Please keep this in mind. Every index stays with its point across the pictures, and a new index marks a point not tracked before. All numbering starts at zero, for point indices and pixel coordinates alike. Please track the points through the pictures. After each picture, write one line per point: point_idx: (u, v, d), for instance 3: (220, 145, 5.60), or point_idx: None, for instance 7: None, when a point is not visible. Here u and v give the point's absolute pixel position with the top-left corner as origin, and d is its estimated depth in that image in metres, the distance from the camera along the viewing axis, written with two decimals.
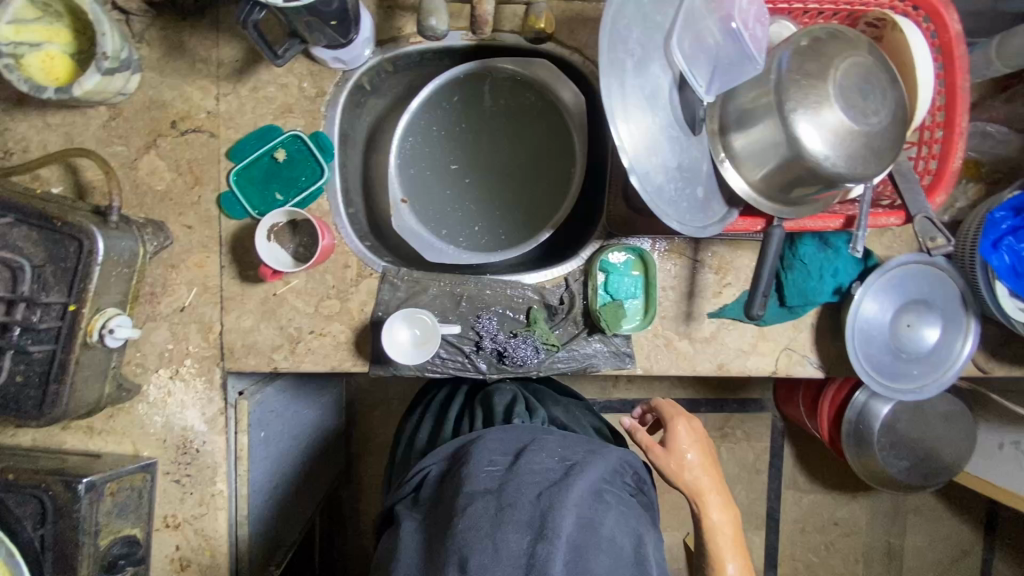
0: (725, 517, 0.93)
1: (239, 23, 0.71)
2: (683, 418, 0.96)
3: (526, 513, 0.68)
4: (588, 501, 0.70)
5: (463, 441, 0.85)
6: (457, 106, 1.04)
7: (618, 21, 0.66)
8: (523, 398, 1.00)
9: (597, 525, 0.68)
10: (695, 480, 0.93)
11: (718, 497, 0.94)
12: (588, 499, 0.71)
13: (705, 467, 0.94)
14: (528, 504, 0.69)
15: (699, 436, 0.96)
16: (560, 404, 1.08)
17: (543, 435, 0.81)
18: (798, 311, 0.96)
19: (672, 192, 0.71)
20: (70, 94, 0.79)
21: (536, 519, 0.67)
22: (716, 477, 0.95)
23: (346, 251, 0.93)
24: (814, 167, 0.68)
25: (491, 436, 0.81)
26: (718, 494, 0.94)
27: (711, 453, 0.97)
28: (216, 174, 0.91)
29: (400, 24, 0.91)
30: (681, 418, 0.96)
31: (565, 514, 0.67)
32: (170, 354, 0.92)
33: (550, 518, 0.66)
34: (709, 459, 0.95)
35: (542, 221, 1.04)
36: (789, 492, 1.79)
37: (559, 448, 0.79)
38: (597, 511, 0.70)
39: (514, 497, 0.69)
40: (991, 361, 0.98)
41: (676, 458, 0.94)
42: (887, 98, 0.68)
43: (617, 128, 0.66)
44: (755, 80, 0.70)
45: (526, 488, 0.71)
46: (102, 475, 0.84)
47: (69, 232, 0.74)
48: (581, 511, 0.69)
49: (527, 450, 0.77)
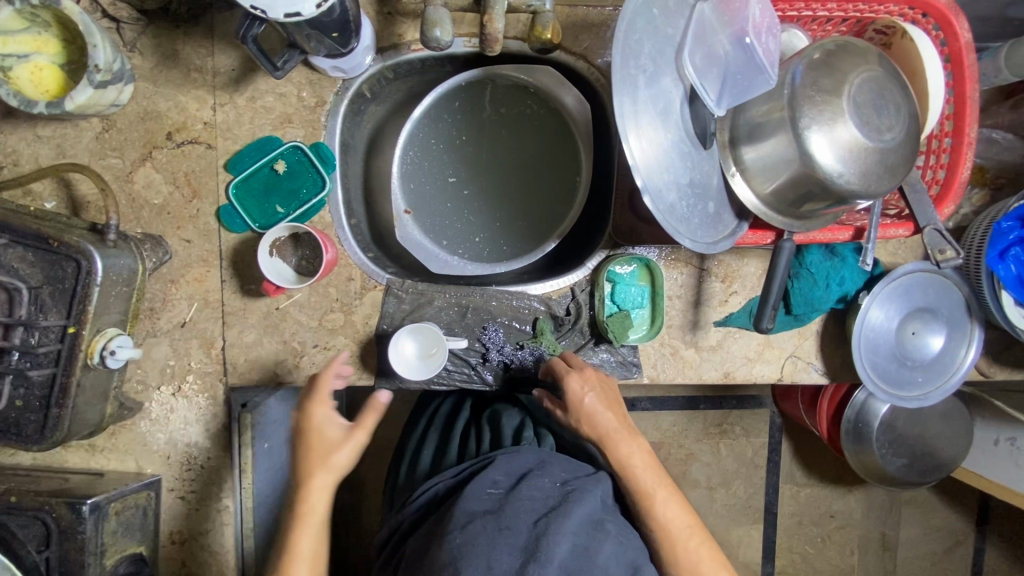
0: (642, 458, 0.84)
1: (239, 38, 0.68)
2: (574, 374, 0.87)
3: (522, 536, 0.70)
4: (584, 530, 0.72)
5: (473, 464, 0.86)
6: (456, 115, 1.02)
7: (630, 36, 0.64)
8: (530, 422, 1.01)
9: (592, 554, 0.70)
10: (604, 425, 0.85)
11: (629, 438, 0.85)
12: (584, 527, 0.73)
13: (609, 411, 0.86)
14: (524, 528, 0.71)
15: (598, 378, 0.89)
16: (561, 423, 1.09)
17: (550, 462, 0.84)
18: (803, 319, 0.95)
19: (684, 209, 0.70)
20: (61, 109, 0.76)
21: (530, 542, 0.69)
22: (624, 419, 0.87)
23: (350, 264, 0.92)
24: (828, 184, 0.67)
25: (501, 459, 0.84)
26: (627, 436, 0.85)
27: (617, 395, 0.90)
28: (215, 187, 0.89)
29: (400, 31, 0.89)
30: (572, 375, 0.87)
31: (559, 540, 0.69)
32: (172, 369, 0.91)
33: (544, 542, 0.69)
34: (613, 402, 0.87)
35: (545, 231, 1.03)
36: (787, 486, 1.81)
37: (562, 472, 0.83)
38: (593, 541, 0.72)
39: (511, 520, 0.72)
40: (992, 365, 0.99)
41: (581, 407, 0.86)
42: (901, 113, 0.67)
43: (630, 144, 0.64)
44: (768, 94, 0.69)
45: (523, 512, 0.73)
46: (105, 495, 0.83)
47: (66, 253, 0.72)
48: (578, 539, 0.71)
49: (530, 474, 0.80)
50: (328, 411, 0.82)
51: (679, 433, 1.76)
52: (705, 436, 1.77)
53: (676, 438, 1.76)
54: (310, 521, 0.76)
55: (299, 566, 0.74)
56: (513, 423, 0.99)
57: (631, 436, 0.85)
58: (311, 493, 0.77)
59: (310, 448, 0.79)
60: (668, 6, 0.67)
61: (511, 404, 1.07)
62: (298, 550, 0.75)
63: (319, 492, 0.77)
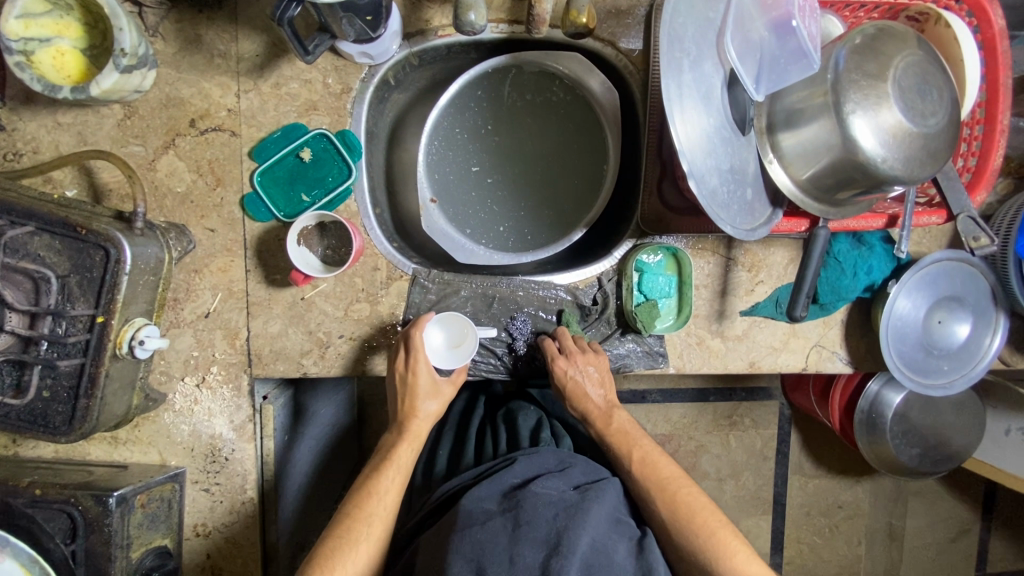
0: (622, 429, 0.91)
1: (275, 21, 0.67)
2: (562, 359, 0.89)
3: (543, 531, 0.71)
4: (602, 529, 0.74)
5: (489, 466, 0.88)
6: (480, 103, 1.01)
7: (673, 20, 0.64)
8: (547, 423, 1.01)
9: (610, 552, 0.72)
10: (589, 402, 0.92)
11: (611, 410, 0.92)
12: (602, 526, 0.74)
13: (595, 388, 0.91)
14: (545, 523, 0.72)
15: (587, 357, 0.89)
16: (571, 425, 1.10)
17: (571, 464, 0.85)
18: (829, 308, 0.95)
19: (725, 195, 0.69)
20: (86, 94, 0.75)
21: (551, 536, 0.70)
22: (609, 395, 0.92)
23: (376, 254, 0.91)
24: (870, 169, 0.66)
25: (523, 459, 0.86)
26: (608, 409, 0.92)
27: (609, 371, 0.92)
28: (239, 175, 0.87)
29: (427, 16, 0.87)
30: (559, 360, 0.89)
31: (580, 534, 0.70)
32: (196, 360, 0.89)
33: (567, 535, 0.70)
34: (602, 378, 0.90)
35: (571, 221, 1.02)
36: (795, 477, 1.82)
37: (581, 475, 0.84)
38: (610, 540, 0.73)
39: (530, 515, 0.73)
40: (1015, 354, 1.00)
41: (566, 387, 0.89)
42: (943, 98, 0.67)
43: (675, 127, 0.64)
44: (810, 78, 0.68)
45: (542, 508, 0.74)
46: (131, 487, 0.82)
47: (95, 241, 0.71)
48: (597, 535, 0.72)
49: (545, 475, 0.81)
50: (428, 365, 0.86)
51: (690, 424, 1.76)
52: (715, 428, 1.77)
53: (687, 429, 1.77)
54: (408, 442, 0.87)
55: (393, 474, 0.85)
56: (530, 424, 1.00)
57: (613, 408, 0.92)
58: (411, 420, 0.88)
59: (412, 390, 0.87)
60: None
61: (525, 404, 1.08)
62: (393, 461, 0.86)
63: (418, 421, 0.88)
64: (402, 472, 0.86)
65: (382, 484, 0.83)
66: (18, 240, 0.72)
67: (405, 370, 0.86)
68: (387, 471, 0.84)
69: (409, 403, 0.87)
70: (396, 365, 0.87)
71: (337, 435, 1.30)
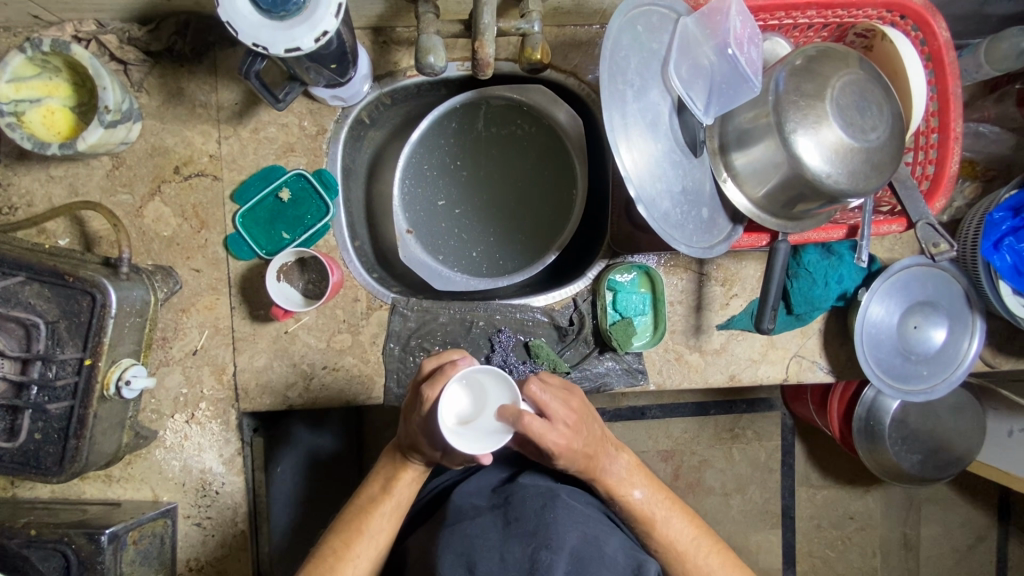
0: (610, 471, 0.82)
1: (241, 75, 0.71)
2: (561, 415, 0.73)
3: (531, 524, 0.74)
4: (591, 521, 0.77)
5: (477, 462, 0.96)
6: (449, 139, 1.04)
7: (616, 53, 0.68)
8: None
9: (599, 543, 0.74)
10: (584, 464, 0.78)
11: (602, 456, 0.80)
12: (591, 520, 0.78)
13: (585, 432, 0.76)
14: (533, 517, 0.75)
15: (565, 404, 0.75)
16: None
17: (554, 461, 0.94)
18: (805, 318, 0.96)
19: (678, 216, 0.73)
20: (73, 150, 0.79)
21: (537, 526, 0.73)
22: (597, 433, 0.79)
23: (355, 285, 0.94)
24: (817, 184, 0.68)
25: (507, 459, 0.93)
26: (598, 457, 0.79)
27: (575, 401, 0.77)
28: (222, 217, 0.91)
29: (396, 58, 0.92)
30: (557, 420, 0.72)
31: (566, 530, 0.73)
32: (185, 398, 0.92)
33: (554, 529, 0.72)
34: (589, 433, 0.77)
35: (542, 246, 1.05)
36: (802, 489, 1.79)
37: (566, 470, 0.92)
38: (601, 531, 0.77)
39: (519, 512, 0.76)
40: (997, 355, 1.00)
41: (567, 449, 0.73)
42: (884, 113, 0.69)
43: (621, 155, 0.67)
44: (753, 100, 0.71)
45: (529, 502, 0.77)
46: (123, 524, 0.84)
47: (82, 287, 0.74)
48: (585, 530, 0.74)
49: (526, 473, 0.88)
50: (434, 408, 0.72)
51: (691, 439, 1.75)
52: (717, 442, 1.76)
53: (689, 444, 1.75)
54: (410, 480, 0.83)
55: (387, 510, 0.82)
56: None
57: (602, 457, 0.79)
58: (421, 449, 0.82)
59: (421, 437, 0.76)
60: (652, 23, 0.71)
61: None
62: (392, 496, 0.83)
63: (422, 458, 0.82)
64: (399, 510, 0.83)
65: (375, 521, 0.81)
66: (10, 289, 0.76)
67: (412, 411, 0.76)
68: (383, 505, 0.82)
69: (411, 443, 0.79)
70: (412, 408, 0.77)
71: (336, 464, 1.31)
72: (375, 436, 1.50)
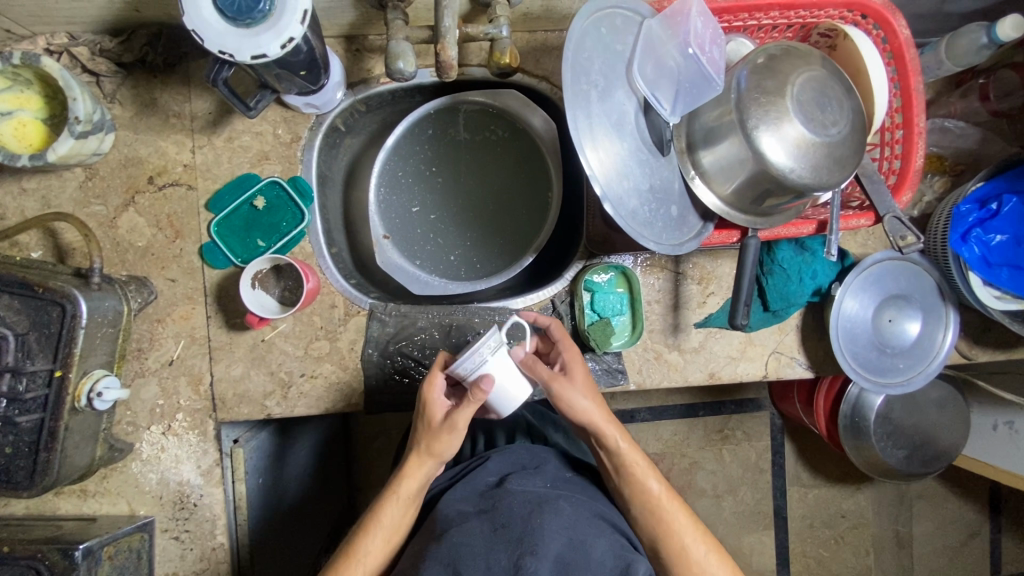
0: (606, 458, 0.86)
1: (209, 83, 0.71)
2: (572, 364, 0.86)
3: (516, 529, 0.74)
4: (579, 525, 0.77)
5: (465, 467, 0.95)
6: (424, 145, 1.05)
7: (579, 55, 0.69)
8: (524, 428, 1.10)
9: (586, 548, 0.74)
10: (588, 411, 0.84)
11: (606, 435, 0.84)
12: (579, 524, 0.77)
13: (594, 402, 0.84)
14: (519, 522, 0.75)
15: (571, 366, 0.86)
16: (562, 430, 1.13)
17: (543, 463, 0.93)
18: (782, 314, 0.96)
19: (646, 214, 0.74)
20: (44, 161, 0.79)
21: (523, 532, 0.73)
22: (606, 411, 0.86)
23: (332, 291, 0.94)
24: (781, 180, 0.69)
25: (494, 460, 0.93)
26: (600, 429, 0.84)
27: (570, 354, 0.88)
28: (197, 226, 0.91)
29: (368, 66, 0.93)
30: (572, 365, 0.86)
31: (551, 535, 0.73)
32: (161, 409, 0.91)
33: (538, 534, 0.72)
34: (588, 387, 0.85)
35: (519, 249, 1.05)
36: (794, 489, 1.79)
37: (556, 472, 0.92)
38: (589, 535, 0.76)
39: (505, 517, 0.76)
40: (973, 347, 1.01)
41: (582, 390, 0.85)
42: (844, 108, 0.70)
43: (586, 155, 0.69)
44: (717, 98, 0.72)
45: (516, 508, 0.77)
46: (98, 539, 0.82)
47: (52, 298, 0.74)
48: (571, 533, 0.74)
49: (514, 476, 0.87)
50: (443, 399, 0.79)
51: (681, 441, 1.75)
52: (707, 444, 1.76)
53: (679, 447, 1.75)
54: (399, 505, 0.82)
55: (375, 539, 0.81)
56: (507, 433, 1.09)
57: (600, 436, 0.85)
58: (415, 471, 0.81)
59: (432, 434, 0.80)
60: (615, 25, 0.72)
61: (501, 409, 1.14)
62: (380, 522, 0.82)
63: (410, 483, 0.81)
64: (390, 534, 0.82)
65: (366, 551, 0.81)
66: None
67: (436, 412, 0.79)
68: (373, 534, 0.81)
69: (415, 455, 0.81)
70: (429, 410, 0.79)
71: (322, 475, 1.30)
72: (363, 446, 1.49)
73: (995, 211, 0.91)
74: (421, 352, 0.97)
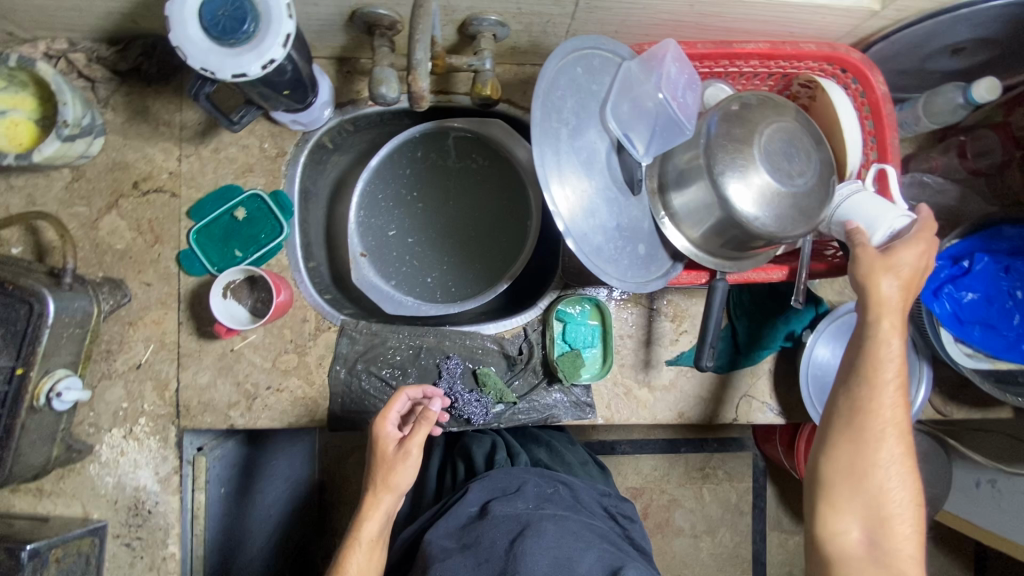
0: (838, 459, 0.71)
1: (190, 97, 0.73)
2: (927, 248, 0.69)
3: (499, 562, 0.76)
4: (566, 541, 0.77)
5: (441, 506, 0.91)
6: (409, 169, 1.08)
7: (552, 93, 0.70)
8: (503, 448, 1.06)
9: (574, 563, 0.75)
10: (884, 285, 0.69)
11: (877, 417, 0.70)
12: (566, 540, 0.78)
13: (909, 285, 0.70)
14: (501, 554, 0.76)
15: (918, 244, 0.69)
16: (542, 442, 1.10)
17: (525, 482, 0.87)
18: (755, 358, 0.97)
19: (611, 251, 0.75)
20: (28, 161, 0.81)
21: (506, 563, 0.75)
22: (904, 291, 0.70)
23: (304, 306, 0.94)
24: (749, 227, 0.70)
25: (474, 488, 0.86)
26: (875, 403, 0.70)
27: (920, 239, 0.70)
28: (176, 233, 0.92)
29: (358, 87, 0.95)
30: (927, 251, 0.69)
31: (538, 558, 0.74)
32: (125, 412, 0.91)
33: (523, 565, 0.73)
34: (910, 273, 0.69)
35: (494, 276, 1.06)
36: (774, 534, 1.74)
37: (538, 487, 0.88)
38: (575, 550, 0.77)
39: (488, 551, 0.77)
40: (949, 404, 1.00)
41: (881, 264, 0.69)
42: (811, 161, 0.71)
43: (553, 192, 0.70)
44: (688, 141, 0.73)
45: (498, 539, 0.78)
46: (46, 541, 0.81)
47: (20, 296, 0.75)
48: (557, 551, 0.76)
49: (494, 502, 0.83)
50: (395, 430, 0.80)
51: (660, 478, 1.71)
52: (687, 481, 1.72)
53: (658, 482, 1.72)
54: (363, 548, 0.79)
55: None
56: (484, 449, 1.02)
57: (865, 418, 0.70)
58: (373, 510, 0.79)
59: (388, 471, 0.79)
60: (592, 65, 0.74)
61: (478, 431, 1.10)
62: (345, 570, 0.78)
63: (371, 524, 0.79)
64: None
65: None
66: None
67: (391, 444, 0.80)
68: None
69: (370, 498, 0.80)
70: (380, 445, 0.80)
71: (289, 488, 1.28)
72: (335, 461, 1.47)
73: (967, 269, 0.92)
74: (389, 372, 0.96)
